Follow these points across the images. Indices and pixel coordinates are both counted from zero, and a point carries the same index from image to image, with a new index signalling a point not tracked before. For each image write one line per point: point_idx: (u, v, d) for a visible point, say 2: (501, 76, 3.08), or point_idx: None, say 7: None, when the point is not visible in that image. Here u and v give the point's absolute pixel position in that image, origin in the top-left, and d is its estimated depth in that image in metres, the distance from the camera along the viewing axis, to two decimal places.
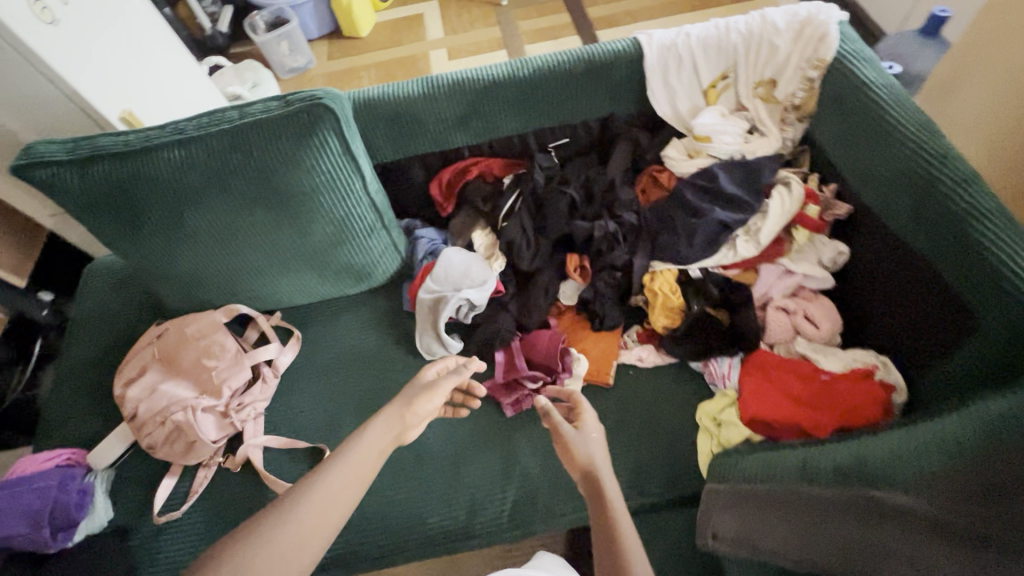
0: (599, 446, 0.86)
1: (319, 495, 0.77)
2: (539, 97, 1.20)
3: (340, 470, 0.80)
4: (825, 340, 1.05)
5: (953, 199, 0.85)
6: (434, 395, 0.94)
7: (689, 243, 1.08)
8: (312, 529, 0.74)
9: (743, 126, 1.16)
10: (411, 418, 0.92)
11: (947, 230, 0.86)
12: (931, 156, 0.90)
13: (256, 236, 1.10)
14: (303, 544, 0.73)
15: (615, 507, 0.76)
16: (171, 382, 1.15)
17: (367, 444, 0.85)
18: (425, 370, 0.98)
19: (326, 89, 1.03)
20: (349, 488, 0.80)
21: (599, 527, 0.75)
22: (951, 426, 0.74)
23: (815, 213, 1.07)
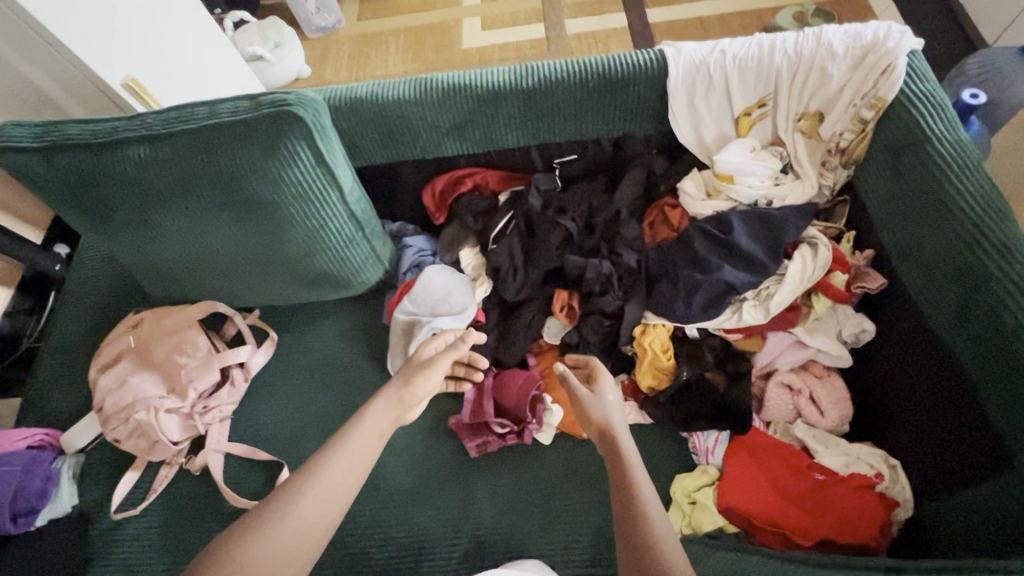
0: (611, 403, 0.85)
1: (315, 490, 0.76)
2: (544, 110, 1.06)
3: (334, 467, 0.78)
4: (829, 429, 0.93)
5: (1010, 311, 0.69)
6: (434, 368, 0.92)
7: (688, 301, 0.95)
8: (305, 527, 0.73)
9: (774, 167, 0.99)
10: (411, 398, 0.90)
11: (996, 342, 0.71)
12: (993, 246, 0.74)
13: (227, 241, 1.05)
14: (308, 530, 0.74)
15: (631, 465, 0.74)
16: (141, 375, 1.13)
17: (359, 439, 0.83)
18: (422, 348, 0.97)
19: (301, 93, 0.93)
20: (342, 484, 0.78)
21: (619, 498, 0.72)
22: None
23: (842, 283, 0.92)
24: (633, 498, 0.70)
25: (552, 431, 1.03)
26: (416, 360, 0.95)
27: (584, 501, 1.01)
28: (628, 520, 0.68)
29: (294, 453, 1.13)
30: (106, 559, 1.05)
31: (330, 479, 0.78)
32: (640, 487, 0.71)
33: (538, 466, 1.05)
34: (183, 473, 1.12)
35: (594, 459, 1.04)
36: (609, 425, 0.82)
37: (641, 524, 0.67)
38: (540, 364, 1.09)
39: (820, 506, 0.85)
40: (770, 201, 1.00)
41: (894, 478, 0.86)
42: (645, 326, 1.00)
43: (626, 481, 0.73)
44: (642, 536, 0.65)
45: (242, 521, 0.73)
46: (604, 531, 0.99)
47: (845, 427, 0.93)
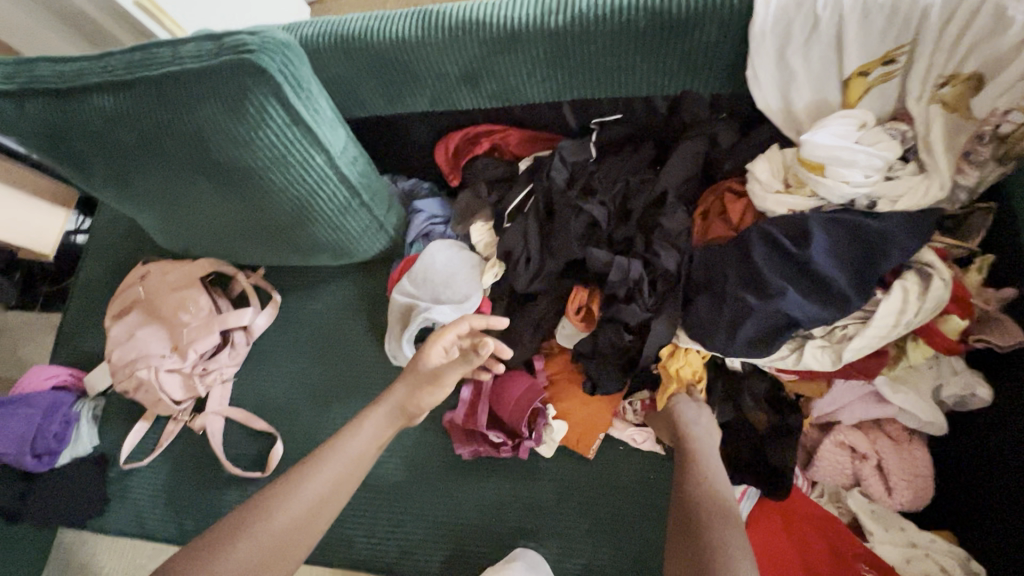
0: (700, 416, 0.76)
1: (327, 474, 0.72)
2: (581, 58, 0.81)
3: (323, 479, 0.72)
4: (895, 507, 0.74)
5: None
6: (443, 388, 0.82)
7: (731, 330, 0.74)
8: (313, 513, 0.69)
9: (890, 155, 0.70)
10: (415, 410, 0.82)
11: None
12: None
13: (214, 203, 0.96)
14: (316, 513, 0.69)
15: (710, 479, 0.66)
16: (147, 329, 1.11)
17: (352, 451, 0.75)
18: (430, 352, 0.82)
19: (266, 34, 0.76)
20: (327, 504, 0.71)
21: (685, 498, 0.64)
22: None
23: (957, 330, 0.68)
24: (703, 487, 0.65)
25: (554, 448, 0.91)
26: (424, 369, 0.82)
27: (578, 528, 0.91)
28: (694, 509, 0.62)
29: (289, 424, 1.09)
30: (119, 500, 1.11)
31: (315, 498, 0.70)
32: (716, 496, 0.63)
33: (533, 481, 0.94)
34: (188, 428, 1.13)
35: (595, 483, 0.92)
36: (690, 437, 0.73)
37: (712, 512, 0.61)
38: (550, 367, 0.95)
39: None
40: (873, 201, 0.73)
41: None
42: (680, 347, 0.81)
43: (696, 479, 0.66)
44: (704, 522, 0.60)
45: (257, 495, 0.70)
46: (595, 566, 0.89)
47: (920, 507, 0.74)
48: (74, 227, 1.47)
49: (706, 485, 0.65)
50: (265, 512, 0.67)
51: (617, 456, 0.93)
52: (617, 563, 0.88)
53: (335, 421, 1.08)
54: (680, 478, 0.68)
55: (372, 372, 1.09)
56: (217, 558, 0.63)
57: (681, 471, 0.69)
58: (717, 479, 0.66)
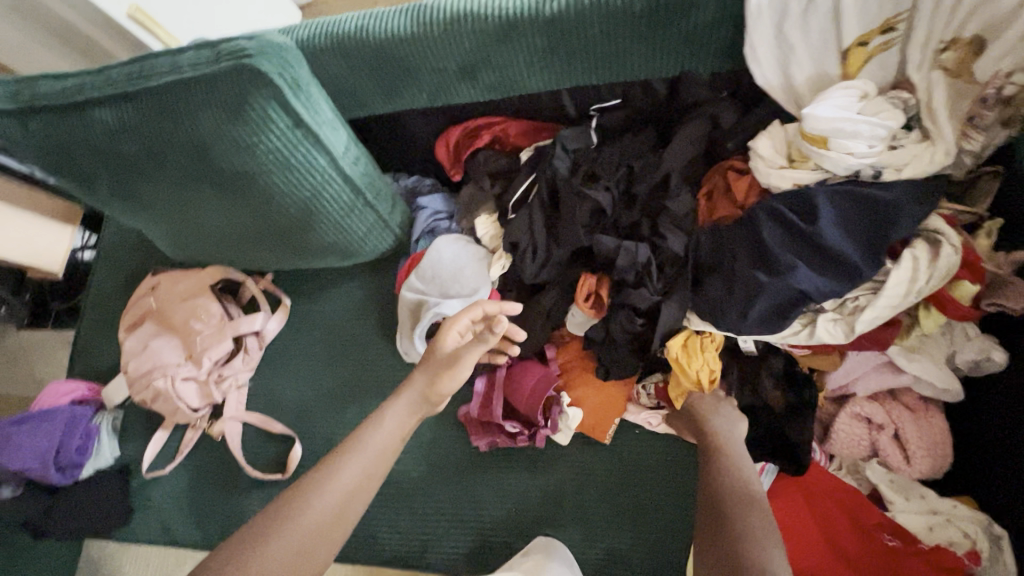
0: (728, 412, 0.76)
1: (353, 469, 0.73)
2: (577, 44, 0.81)
3: (350, 475, 0.73)
4: (914, 476, 0.74)
5: None
6: (461, 370, 0.83)
7: (742, 309, 0.73)
8: (342, 509, 0.70)
9: (894, 124, 0.70)
10: (436, 397, 0.83)
11: None
12: None
13: (220, 211, 0.96)
14: (345, 508, 0.70)
15: (738, 471, 0.66)
16: (160, 339, 1.12)
17: (375, 444, 0.76)
18: (445, 337, 0.83)
19: (263, 39, 0.76)
20: (356, 497, 0.72)
21: (711, 488, 0.65)
22: None
23: (968, 296, 0.67)
24: (733, 478, 0.65)
25: (571, 435, 0.92)
26: (440, 354, 0.84)
27: (598, 514, 0.91)
28: (721, 494, 0.63)
29: (306, 426, 1.10)
30: (145, 509, 1.12)
31: (343, 492, 0.71)
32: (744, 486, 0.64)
33: (552, 470, 0.95)
34: (207, 435, 1.14)
35: (614, 469, 0.93)
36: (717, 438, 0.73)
37: (744, 501, 0.61)
38: (562, 356, 0.96)
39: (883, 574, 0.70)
40: (879, 170, 0.72)
41: (994, 556, 0.66)
42: (696, 334, 0.81)
43: (720, 468, 0.67)
44: (737, 510, 0.60)
45: (286, 492, 0.71)
46: (617, 550, 0.89)
47: (938, 475, 0.74)
48: (80, 244, 1.45)
49: (733, 473, 0.66)
50: (295, 509, 0.68)
51: (633, 440, 0.93)
52: (639, 547, 0.89)
53: (351, 421, 1.08)
54: (708, 468, 0.68)
55: (385, 371, 1.10)
56: (251, 556, 0.63)
57: (709, 462, 0.69)
58: (743, 469, 0.67)
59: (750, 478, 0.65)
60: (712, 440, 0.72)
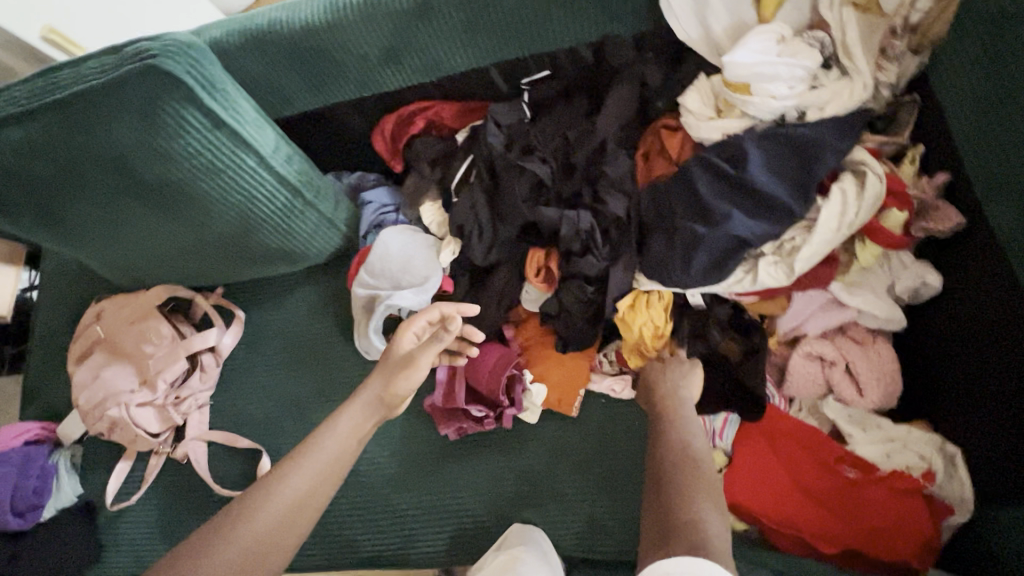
0: (679, 368, 0.76)
1: (306, 471, 0.72)
2: (495, 17, 0.80)
3: (303, 477, 0.71)
4: (870, 408, 0.75)
5: None
6: (417, 369, 0.81)
7: (685, 264, 0.74)
8: (294, 511, 0.69)
9: (811, 63, 0.70)
10: (393, 399, 0.81)
11: None
12: None
13: (153, 226, 0.93)
14: (297, 510, 0.70)
15: (685, 432, 0.67)
16: (111, 368, 1.08)
17: (330, 446, 0.75)
18: (402, 337, 0.84)
19: (166, 39, 0.74)
20: (305, 508, 0.70)
21: (657, 450, 0.66)
22: None
23: (899, 224, 0.70)
24: (676, 445, 0.64)
25: (539, 412, 0.92)
26: (395, 355, 0.83)
27: (573, 487, 0.91)
28: (666, 458, 0.64)
29: (273, 438, 1.08)
30: (115, 543, 1.09)
31: (291, 503, 0.69)
32: (688, 449, 0.64)
33: (524, 450, 0.94)
34: (172, 461, 1.11)
35: (584, 441, 0.92)
36: (669, 395, 0.73)
37: (685, 471, 0.61)
38: (521, 334, 0.95)
39: (847, 506, 0.71)
40: (802, 111, 0.73)
41: (948, 473, 0.69)
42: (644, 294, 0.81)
43: (668, 430, 0.68)
44: (680, 481, 0.60)
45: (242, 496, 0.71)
46: (596, 520, 0.89)
47: (893, 404, 0.75)
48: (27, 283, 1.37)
49: (680, 435, 0.67)
50: (246, 512, 0.68)
51: (602, 410, 0.93)
52: (616, 515, 0.88)
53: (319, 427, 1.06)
54: (656, 437, 0.68)
55: (347, 372, 1.07)
56: (201, 560, 0.64)
57: (658, 431, 0.69)
58: (690, 435, 0.67)
59: (695, 441, 0.66)
60: (663, 407, 0.72)
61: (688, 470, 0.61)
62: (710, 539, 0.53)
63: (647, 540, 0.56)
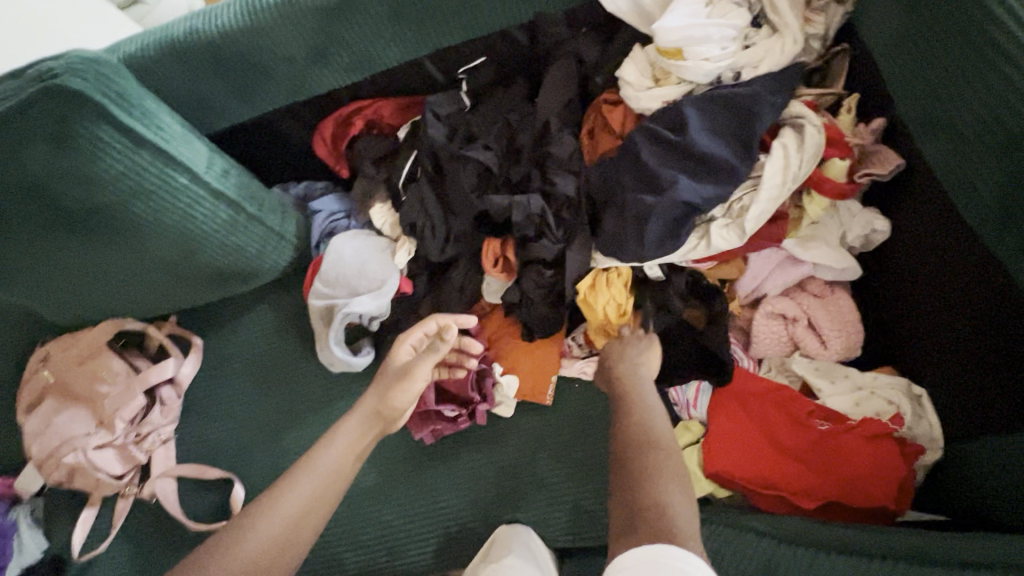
0: (637, 345, 0.75)
1: (306, 485, 0.69)
2: (419, 5, 0.77)
3: (304, 491, 0.68)
4: (835, 358, 0.75)
5: None
6: (413, 381, 0.78)
7: (638, 235, 0.73)
8: (296, 526, 0.66)
9: (740, 22, 0.70)
10: (390, 413, 0.78)
11: None
12: None
13: (87, 257, 0.88)
14: (299, 525, 0.66)
15: (643, 412, 0.65)
16: (63, 413, 1.02)
17: (328, 460, 0.72)
18: (398, 350, 0.82)
19: (71, 56, 0.71)
20: (306, 522, 0.67)
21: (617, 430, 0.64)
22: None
23: (841, 172, 0.70)
24: (637, 427, 0.63)
25: (513, 404, 0.90)
26: (393, 368, 0.81)
27: (556, 476, 0.89)
28: (627, 440, 0.62)
29: (245, 464, 1.03)
30: None
31: (292, 516, 0.66)
32: (649, 429, 0.62)
33: (504, 445, 0.92)
34: (141, 502, 1.05)
35: (562, 427, 0.91)
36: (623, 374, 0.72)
37: (647, 451, 0.59)
38: (488, 328, 0.93)
39: (824, 459, 0.70)
40: (738, 71, 0.72)
41: (917, 414, 0.69)
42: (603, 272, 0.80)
43: (626, 409, 0.66)
44: (642, 463, 0.58)
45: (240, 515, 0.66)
46: (582, 507, 0.88)
47: (857, 352, 0.76)
48: None
49: (636, 415, 0.65)
50: (245, 530, 0.64)
51: (577, 395, 0.91)
52: (602, 498, 0.87)
53: (291, 447, 1.02)
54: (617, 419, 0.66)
55: (315, 388, 1.04)
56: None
57: (619, 411, 0.67)
58: (652, 413, 0.65)
59: (655, 421, 0.64)
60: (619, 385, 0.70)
61: (652, 449, 0.59)
62: (677, 523, 0.51)
63: (613, 533, 0.53)
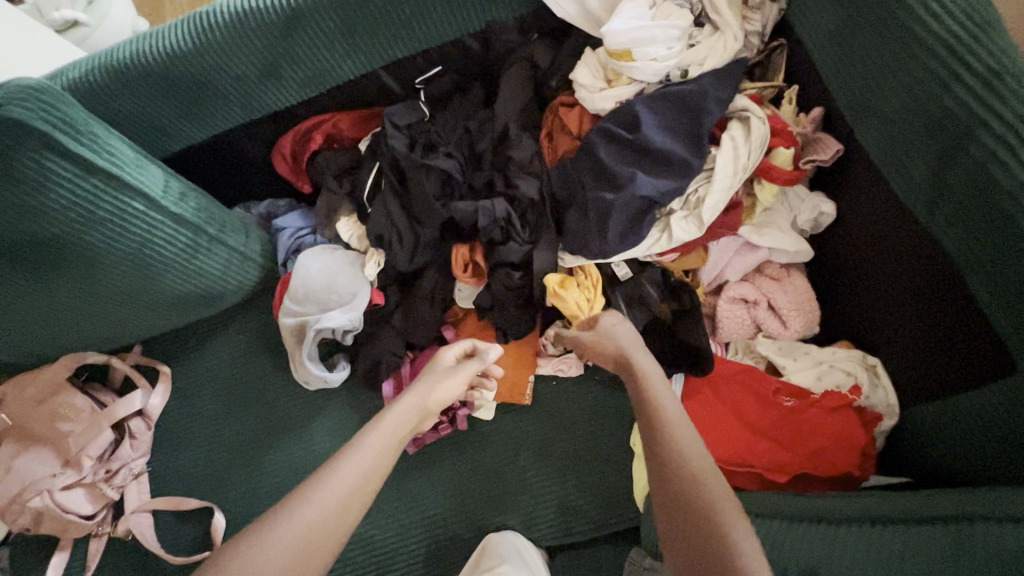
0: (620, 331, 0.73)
1: (349, 474, 0.64)
2: (371, 19, 0.78)
3: (346, 479, 0.63)
4: (795, 337, 0.79)
5: (996, 181, 0.51)
6: (458, 379, 0.78)
7: (601, 232, 0.75)
8: (341, 511, 0.61)
9: (683, 22, 0.73)
10: (430, 411, 0.76)
11: (993, 225, 0.52)
12: (977, 88, 0.52)
13: (41, 291, 0.85)
14: (342, 511, 0.61)
15: (682, 440, 0.60)
16: (23, 457, 0.98)
17: (372, 447, 0.67)
18: (442, 351, 0.81)
19: (12, 86, 0.69)
20: (344, 516, 0.61)
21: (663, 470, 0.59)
22: (917, 545, 0.54)
23: (788, 160, 0.73)
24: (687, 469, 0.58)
25: (493, 408, 0.91)
26: (437, 368, 0.80)
27: (541, 474, 0.91)
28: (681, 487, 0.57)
29: (224, 491, 1.01)
30: None
31: (336, 504, 0.61)
32: (701, 470, 0.58)
33: (486, 448, 0.93)
34: (116, 540, 1.02)
35: (543, 426, 0.92)
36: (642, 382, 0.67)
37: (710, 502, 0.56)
38: (462, 333, 0.94)
39: (793, 434, 0.74)
40: (685, 69, 0.75)
41: (873, 383, 0.73)
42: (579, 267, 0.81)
43: (663, 436, 0.61)
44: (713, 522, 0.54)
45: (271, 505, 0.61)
46: (568, 502, 0.89)
47: (814, 330, 0.79)
48: None
49: (677, 444, 0.60)
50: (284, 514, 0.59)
51: (554, 393, 0.93)
52: (585, 491, 0.89)
53: (271, 470, 1.00)
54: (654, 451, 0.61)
55: (292, 408, 1.02)
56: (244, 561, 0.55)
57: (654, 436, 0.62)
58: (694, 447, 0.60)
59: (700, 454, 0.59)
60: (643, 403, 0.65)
61: (696, 482, 0.57)
62: None
63: None
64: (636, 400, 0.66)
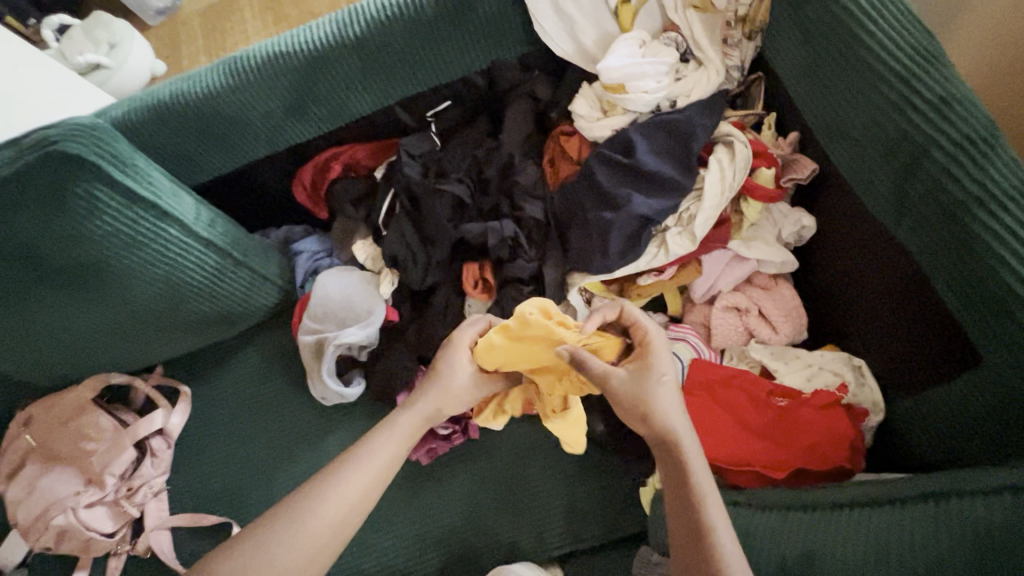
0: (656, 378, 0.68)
1: (361, 474, 0.67)
2: (389, 61, 0.87)
3: (359, 478, 0.67)
4: (785, 342, 0.85)
5: (949, 191, 0.58)
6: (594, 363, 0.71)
7: (603, 247, 0.81)
8: (350, 512, 0.65)
9: (671, 59, 0.81)
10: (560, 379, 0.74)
11: (948, 230, 0.59)
12: (928, 110, 0.60)
13: (76, 314, 0.90)
14: (355, 507, 0.66)
15: (709, 515, 0.60)
16: (48, 476, 1.01)
17: (384, 453, 0.70)
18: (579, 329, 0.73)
19: (68, 124, 0.76)
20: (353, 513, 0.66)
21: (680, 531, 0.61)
22: (907, 528, 0.58)
23: (770, 180, 0.81)
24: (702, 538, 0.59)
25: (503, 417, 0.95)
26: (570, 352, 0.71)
27: (550, 481, 0.94)
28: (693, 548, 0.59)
29: (242, 506, 1.04)
30: None
31: (350, 499, 0.66)
32: (718, 542, 0.58)
33: (497, 457, 0.97)
34: (134, 559, 1.03)
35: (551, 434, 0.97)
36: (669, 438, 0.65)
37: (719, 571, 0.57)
38: None
39: (787, 433, 0.78)
40: (673, 100, 0.83)
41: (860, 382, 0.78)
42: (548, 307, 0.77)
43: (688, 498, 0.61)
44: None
45: (286, 499, 0.65)
46: (576, 507, 0.93)
47: (803, 336, 0.86)
48: None
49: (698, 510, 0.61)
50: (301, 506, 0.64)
51: None
52: (593, 496, 0.93)
53: (288, 484, 1.03)
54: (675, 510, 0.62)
55: (308, 423, 1.06)
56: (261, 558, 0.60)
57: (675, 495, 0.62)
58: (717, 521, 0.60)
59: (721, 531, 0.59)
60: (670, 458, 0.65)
61: (710, 547, 0.58)
62: None
63: None
64: (665, 453, 0.66)
